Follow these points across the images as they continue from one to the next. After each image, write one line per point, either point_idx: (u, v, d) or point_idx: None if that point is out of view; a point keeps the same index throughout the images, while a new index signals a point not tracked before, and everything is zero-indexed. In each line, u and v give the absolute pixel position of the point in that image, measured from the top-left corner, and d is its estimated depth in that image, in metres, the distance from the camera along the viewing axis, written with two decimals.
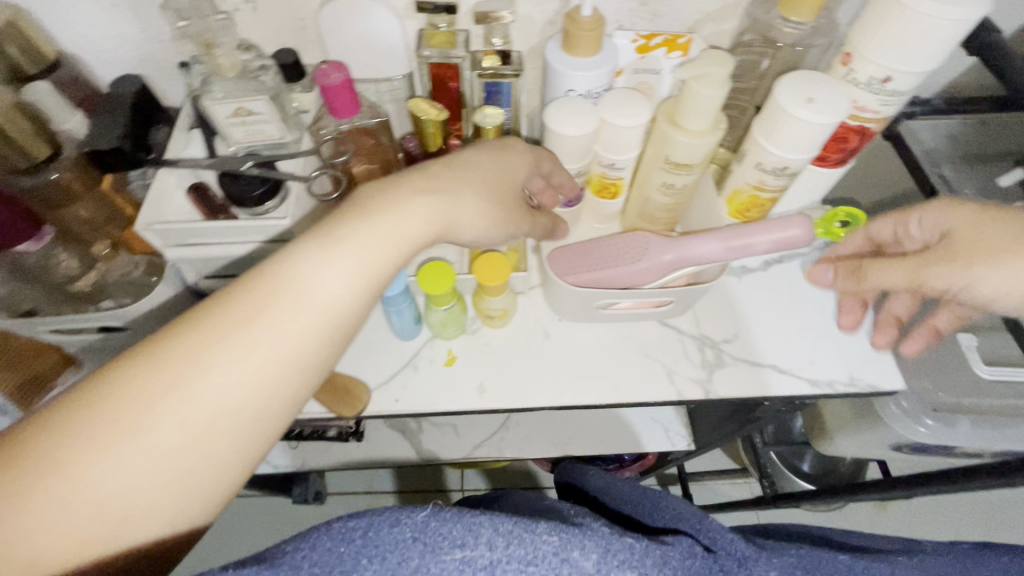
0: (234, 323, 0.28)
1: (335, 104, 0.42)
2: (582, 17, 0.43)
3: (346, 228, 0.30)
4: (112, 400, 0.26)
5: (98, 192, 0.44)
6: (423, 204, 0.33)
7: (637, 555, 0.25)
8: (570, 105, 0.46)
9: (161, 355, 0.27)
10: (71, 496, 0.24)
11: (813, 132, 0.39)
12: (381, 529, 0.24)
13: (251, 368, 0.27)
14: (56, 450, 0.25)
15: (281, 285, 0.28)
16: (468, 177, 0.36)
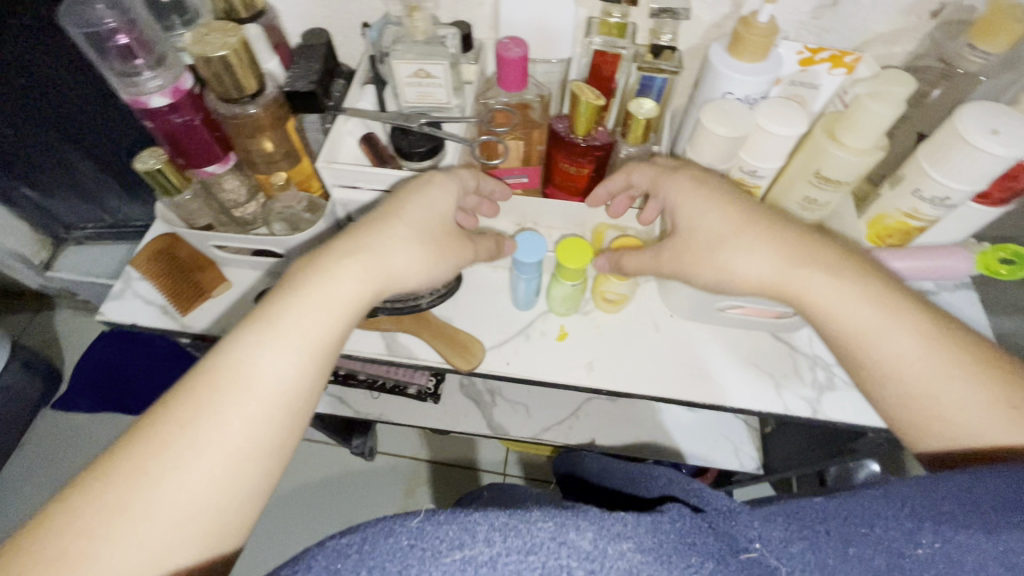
0: (188, 390, 0.31)
1: (507, 76, 0.45)
2: (757, 22, 0.44)
3: (276, 306, 0.34)
4: (154, 441, 0.29)
5: (284, 128, 0.47)
6: (355, 269, 0.36)
7: (630, 527, 0.25)
8: (728, 107, 0.46)
9: (169, 413, 0.30)
10: (114, 543, 0.26)
11: (990, 164, 0.38)
12: (377, 541, 0.24)
13: (249, 411, 0.31)
14: (121, 481, 0.28)
15: (216, 369, 0.31)
16: (390, 224, 0.38)
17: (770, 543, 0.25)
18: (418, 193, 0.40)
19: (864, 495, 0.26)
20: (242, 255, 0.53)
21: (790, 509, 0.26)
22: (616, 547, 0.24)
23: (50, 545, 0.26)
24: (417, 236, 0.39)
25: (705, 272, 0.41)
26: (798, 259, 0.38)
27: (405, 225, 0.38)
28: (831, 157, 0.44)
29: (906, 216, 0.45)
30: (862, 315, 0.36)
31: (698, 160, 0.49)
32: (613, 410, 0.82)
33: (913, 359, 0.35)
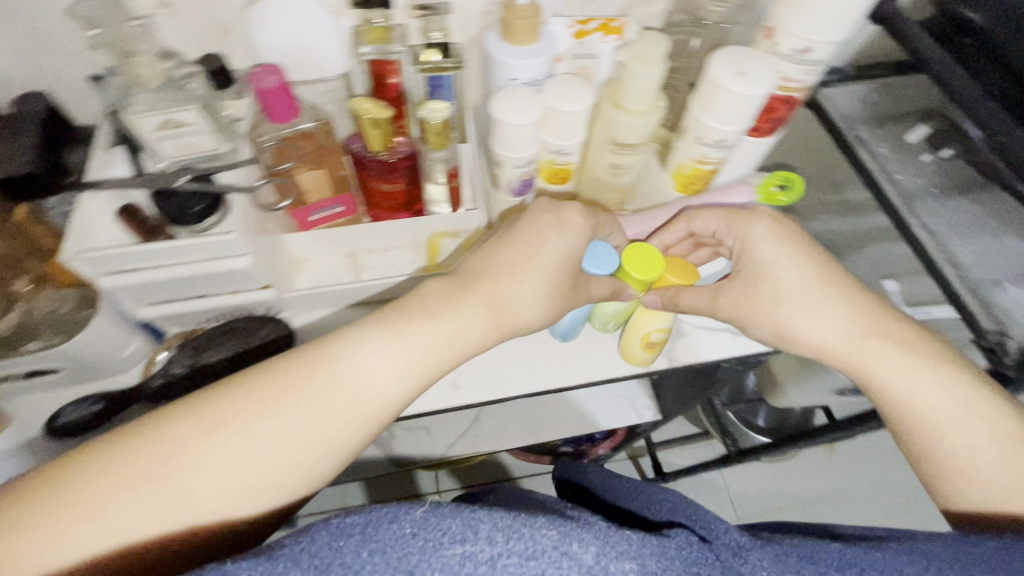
0: (296, 384, 0.33)
1: (274, 109, 0.40)
2: (519, 5, 0.44)
3: (402, 323, 0.37)
4: (222, 406, 0.32)
5: (12, 224, 0.42)
6: (478, 311, 0.39)
7: (634, 546, 0.28)
8: (515, 94, 0.46)
9: (277, 396, 0.33)
10: (169, 494, 0.29)
11: (745, 103, 0.41)
12: (380, 526, 0.26)
13: (345, 413, 0.34)
14: (233, 419, 0.31)
15: (332, 367, 0.34)
16: (519, 262, 0.40)
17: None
18: (532, 225, 0.41)
19: (887, 549, 0.30)
20: (13, 382, 0.43)
21: (804, 552, 0.30)
22: (619, 564, 0.27)
23: (144, 467, 0.29)
24: (550, 282, 0.41)
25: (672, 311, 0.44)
26: (862, 323, 0.42)
27: (518, 261, 0.40)
28: (620, 124, 0.45)
29: (698, 164, 0.48)
30: (920, 385, 0.39)
31: (504, 152, 0.48)
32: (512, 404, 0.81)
33: (961, 420, 0.38)
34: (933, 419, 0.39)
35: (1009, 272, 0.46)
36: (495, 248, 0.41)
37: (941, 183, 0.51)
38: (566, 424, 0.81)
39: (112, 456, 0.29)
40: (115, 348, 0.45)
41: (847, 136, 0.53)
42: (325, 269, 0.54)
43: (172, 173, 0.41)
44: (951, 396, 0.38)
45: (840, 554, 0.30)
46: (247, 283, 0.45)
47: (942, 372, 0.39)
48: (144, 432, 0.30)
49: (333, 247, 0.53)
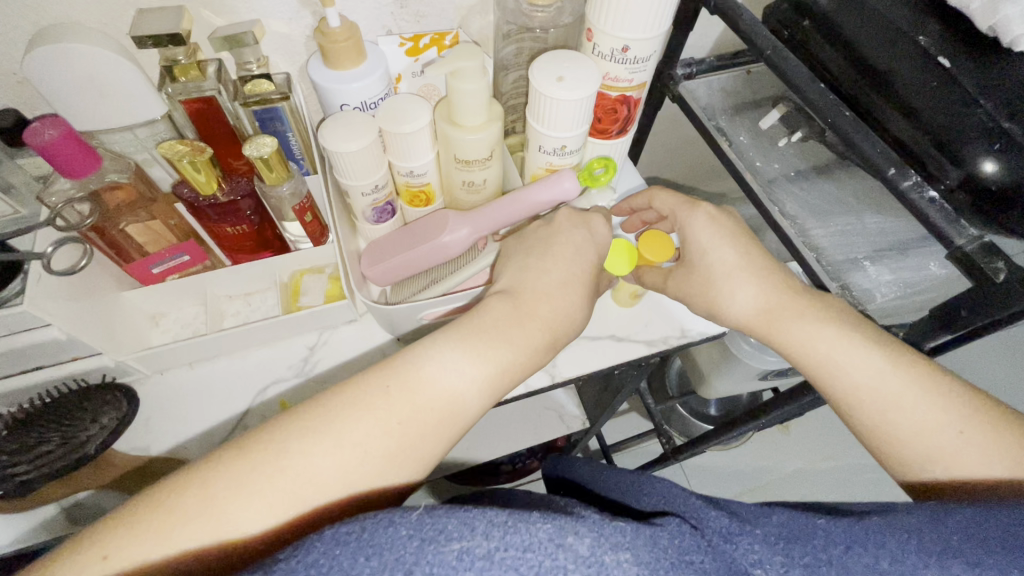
0: (400, 385, 0.33)
1: (62, 164, 0.37)
2: (332, 28, 0.41)
3: (486, 340, 0.35)
4: (396, 382, 0.33)
5: None
6: (541, 336, 0.37)
7: (628, 536, 0.24)
8: (345, 119, 0.43)
9: (399, 384, 0.33)
10: (295, 476, 0.29)
11: (573, 107, 0.40)
12: (376, 530, 0.23)
13: (447, 406, 0.33)
14: (324, 422, 0.31)
15: (417, 376, 0.33)
16: (571, 280, 0.39)
17: (771, 568, 0.25)
18: (569, 239, 0.41)
19: (869, 523, 0.25)
20: None
21: (789, 532, 0.26)
22: (614, 555, 0.23)
23: (292, 460, 0.29)
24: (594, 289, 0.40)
25: (568, 329, 0.39)
26: (803, 312, 0.39)
27: (574, 278, 0.39)
28: (458, 141, 0.44)
29: (548, 171, 0.46)
30: (855, 371, 0.36)
31: (348, 181, 0.45)
32: None
33: (909, 402, 0.34)
34: (880, 408, 0.35)
35: (867, 250, 0.46)
36: (569, 253, 0.40)
37: (801, 166, 0.51)
38: (492, 445, 0.78)
39: (276, 447, 0.29)
40: None
41: (708, 126, 0.52)
42: (182, 321, 0.50)
43: None
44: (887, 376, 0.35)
45: (821, 533, 0.26)
46: (81, 349, 0.42)
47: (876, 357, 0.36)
48: (291, 434, 0.30)
49: (187, 297, 0.50)
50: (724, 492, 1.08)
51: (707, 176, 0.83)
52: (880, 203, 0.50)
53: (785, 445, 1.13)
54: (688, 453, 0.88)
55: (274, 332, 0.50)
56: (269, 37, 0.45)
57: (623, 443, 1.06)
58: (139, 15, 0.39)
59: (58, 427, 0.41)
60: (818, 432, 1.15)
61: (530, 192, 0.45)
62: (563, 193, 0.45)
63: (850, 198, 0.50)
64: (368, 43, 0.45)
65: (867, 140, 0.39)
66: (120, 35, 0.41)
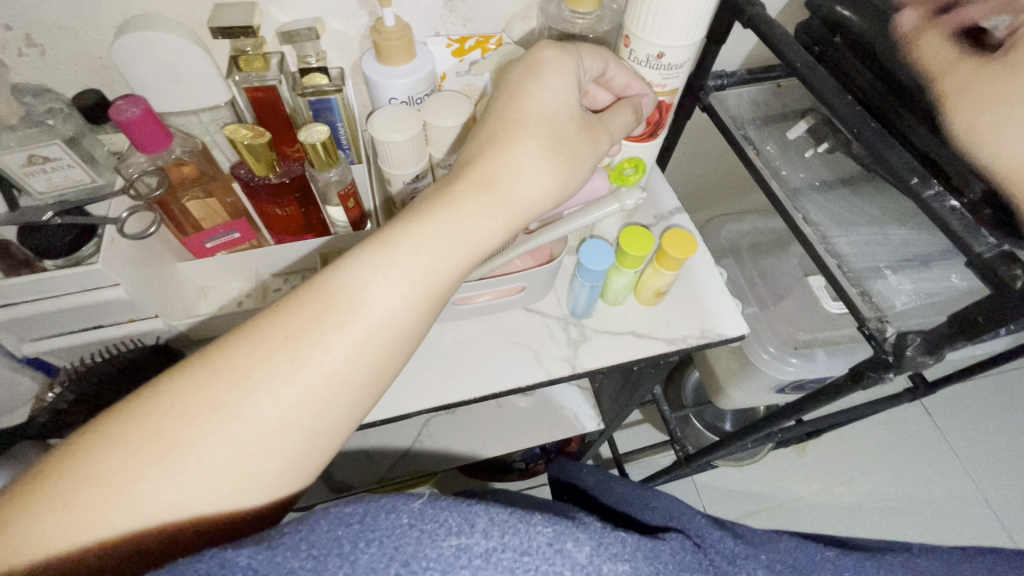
0: (309, 301, 0.29)
1: (139, 139, 0.41)
2: (387, 27, 0.44)
3: (416, 239, 0.31)
4: (304, 299, 0.30)
5: None
6: (483, 212, 0.33)
7: (628, 548, 0.27)
8: (393, 112, 0.46)
9: (294, 323, 0.29)
10: (193, 424, 0.26)
11: None
12: (378, 516, 0.24)
13: (367, 310, 0.30)
14: (221, 362, 0.28)
15: (332, 286, 0.30)
16: (513, 132, 0.34)
17: None
18: (513, 95, 0.36)
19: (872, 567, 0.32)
20: None
21: (794, 561, 0.32)
22: (611, 565, 0.26)
23: (182, 433, 0.26)
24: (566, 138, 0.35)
25: (526, 193, 0.34)
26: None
27: (512, 128, 0.34)
28: None
29: None
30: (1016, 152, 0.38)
31: (392, 170, 0.48)
32: (454, 419, 0.81)
33: None
34: None
35: (890, 259, 0.47)
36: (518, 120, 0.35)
37: (827, 177, 0.53)
38: (510, 439, 0.80)
39: (155, 423, 0.26)
40: None
41: (736, 134, 0.54)
42: (229, 294, 0.54)
43: (45, 206, 0.42)
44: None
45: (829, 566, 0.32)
46: (136, 312, 0.45)
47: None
48: (172, 405, 0.27)
49: (234, 273, 0.53)
50: (737, 508, 1.07)
51: (734, 188, 0.85)
52: (905, 216, 0.51)
53: (801, 466, 1.12)
54: (701, 463, 0.88)
55: None
56: (328, 34, 0.49)
57: (638, 451, 1.07)
58: (216, 9, 0.42)
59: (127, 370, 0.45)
60: (835, 455, 1.14)
61: None
62: (595, 192, 0.47)
63: (875, 210, 0.51)
64: (418, 43, 0.48)
65: (893, 150, 0.41)
66: (196, 26, 0.45)
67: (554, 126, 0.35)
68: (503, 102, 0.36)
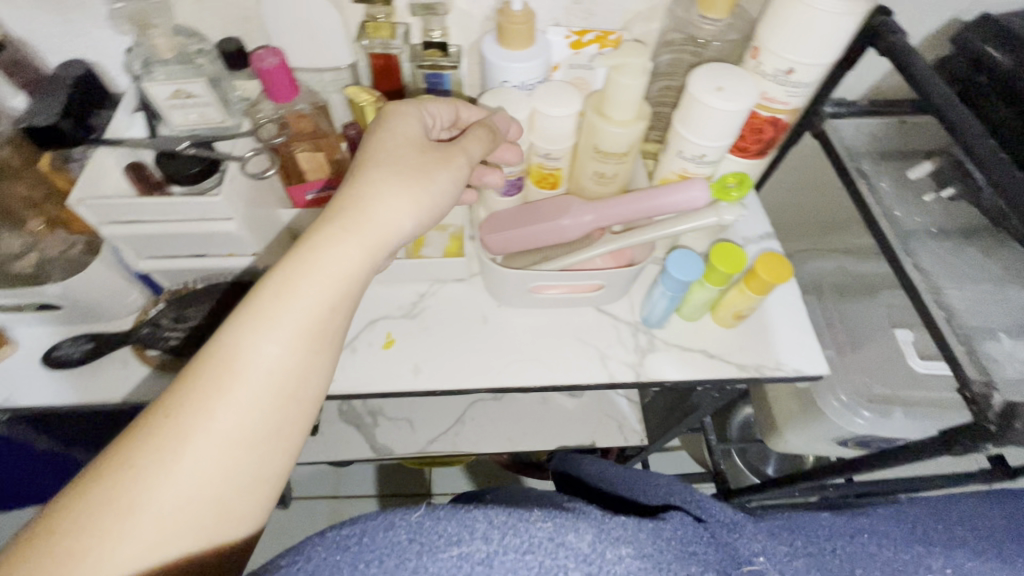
0: (186, 378, 0.30)
1: (272, 87, 0.43)
2: (513, 11, 0.45)
3: (270, 298, 0.32)
4: (180, 378, 0.31)
5: (34, 171, 0.44)
6: (350, 247, 0.35)
7: (630, 532, 0.28)
8: (502, 94, 0.47)
9: (177, 399, 0.30)
10: (79, 529, 0.26)
11: (725, 119, 0.41)
12: (375, 535, 0.26)
13: (238, 361, 0.31)
14: (106, 460, 0.28)
15: (206, 358, 0.31)
16: (357, 171, 0.37)
17: (775, 552, 0.30)
18: (369, 141, 0.39)
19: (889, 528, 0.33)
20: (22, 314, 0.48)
21: (790, 526, 0.33)
22: (615, 551, 0.27)
23: (83, 538, 0.26)
24: (421, 182, 0.38)
25: (388, 224, 0.36)
26: None
27: (358, 168, 0.38)
28: (601, 131, 0.46)
29: (679, 175, 0.48)
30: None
31: None
32: (497, 407, 0.81)
33: None
34: None
35: (1006, 323, 0.43)
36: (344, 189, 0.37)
37: (944, 225, 0.49)
38: (551, 437, 0.79)
39: (51, 542, 0.26)
40: (112, 296, 0.48)
41: (850, 166, 0.51)
42: None
43: (180, 138, 0.45)
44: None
45: (825, 528, 0.33)
46: (238, 248, 0.48)
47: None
48: (65, 514, 0.26)
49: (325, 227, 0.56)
50: None
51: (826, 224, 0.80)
52: None
53: None
54: (740, 502, 0.85)
55: (389, 275, 0.53)
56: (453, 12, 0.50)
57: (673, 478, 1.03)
58: None
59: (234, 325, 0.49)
60: None
61: (658, 196, 0.46)
62: (689, 202, 0.46)
63: (995, 268, 0.47)
64: (538, 31, 0.49)
65: None
66: None
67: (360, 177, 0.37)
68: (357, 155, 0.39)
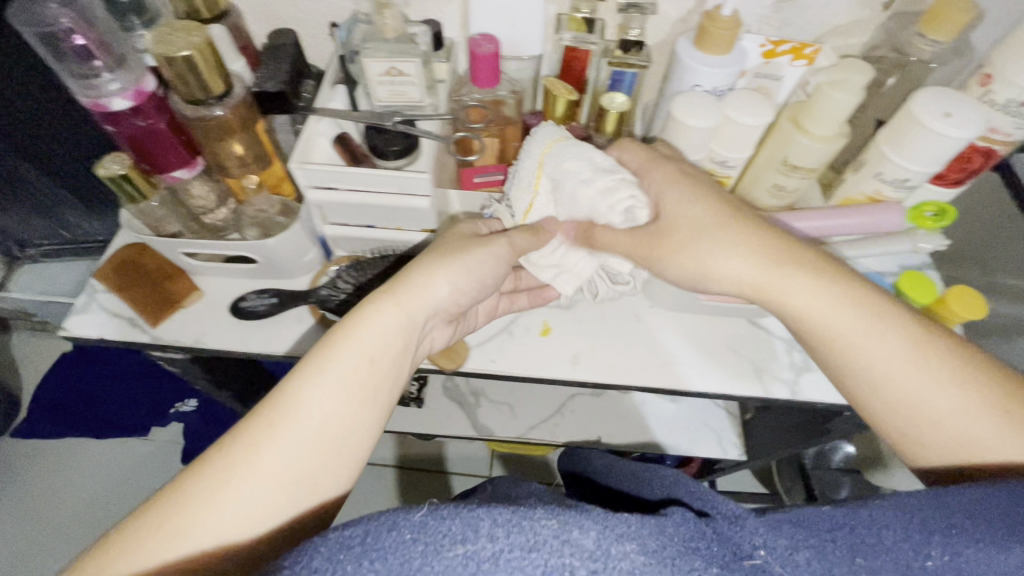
0: (273, 416, 0.33)
1: (477, 72, 0.45)
2: (721, 16, 0.45)
3: (329, 350, 0.35)
4: (265, 412, 0.33)
5: (249, 130, 0.46)
6: (392, 316, 0.38)
7: (634, 527, 0.25)
8: (694, 98, 0.48)
9: (253, 436, 0.32)
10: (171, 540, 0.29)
11: (947, 145, 0.40)
12: (381, 534, 0.24)
13: (309, 416, 0.33)
14: (183, 478, 0.31)
15: (284, 405, 0.33)
16: (440, 263, 0.41)
17: (802, 556, 0.25)
18: (460, 244, 0.43)
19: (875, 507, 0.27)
20: (216, 264, 0.51)
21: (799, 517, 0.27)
22: (620, 547, 0.24)
23: (126, 556, 0.28)
24: (447, 273, 0.41)
25: (418, 299, 0.39)
26: None
27: (443, 264, 0.41)
28: (797, 145, 0.46)
29: (870, 197, 0.47)
30: (939, 393, 0.34)
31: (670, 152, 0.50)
32: (596, 404, 0.82)
33: None
34: None
35: None
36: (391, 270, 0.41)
37: None
38: (649, 439, 0.80)
39: (109, 556, 0.28)
40: (298, 257, 0.51)
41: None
42: None
43: (384, 114, 0.47)
44: (909, 346, 0.35)
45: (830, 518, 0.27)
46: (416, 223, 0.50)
47: (885, 318, 0.36)
48: (127, 532, 0.29)
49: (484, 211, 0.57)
50: None
51: None
52: None
53: None
54: None
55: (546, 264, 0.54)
56: None
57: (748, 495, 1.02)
58: None
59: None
60: None
61: (846, 216, 0.46)
62: (879, 225, 0.45)
63: None
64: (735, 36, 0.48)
65: None
66: None
67: (423, 261, 0.41)
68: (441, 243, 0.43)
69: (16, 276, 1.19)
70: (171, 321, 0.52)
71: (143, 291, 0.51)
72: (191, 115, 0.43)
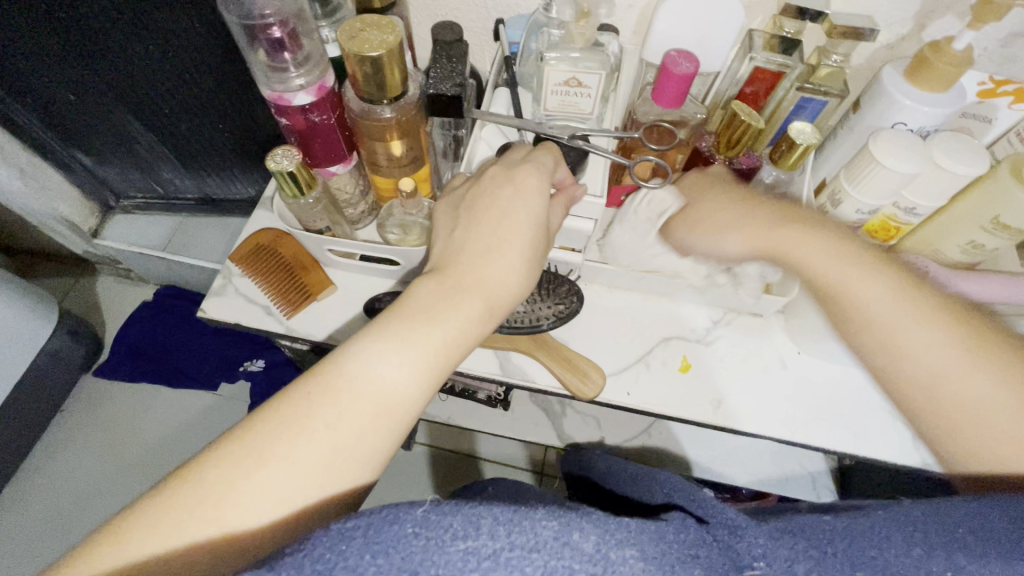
0: (326, 388, 0.31)
1: (664, 89, 0.41)
2: (952, 49, 0.40)
3: (409, 327, 0.33)
4: (311, 379, 0.32)
5: (410, 133, 0.44)
6: (474, 306, 0.35)
7: (634, 533, 0.25)
8: (900, 138, 0.42)
9: (299, 402, 0.31)
10: (230, 498, 0.28)
11: None
12: (382, 527, 0.23)
13: (373, 395, 0.31)
14: (234, 437, 0.30)
15: (348, 379, 0.31)
16: (495, 240, 0.37)
17: (777, 562, 0.25)
18: (492, 200, 0.38)
19: (875, 519, 0.27)
20: (354, 261, 0.51)
21: (795, 528, 0.27)
22: (620, 553, 0.24)
23: (207, 487, 0.28)
24: (528, 255, 0.37)
25: (484, 280, 0.36)
26: None
27: (496, 237, 0.37)
28: (1015, 204, 0.41)
29: None
30: (941, 355, 0.32)
31: (855, 194, 0.45)
32: (689, 430, 0.77)
33: None
34: None
35: None
36: (465, 237, 0.38)
37: None
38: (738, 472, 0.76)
39: (188, 485, 0.28)
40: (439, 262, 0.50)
41: None
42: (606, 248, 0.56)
43: (553, 125, 0.45)
44: (967, 359, 0.32)
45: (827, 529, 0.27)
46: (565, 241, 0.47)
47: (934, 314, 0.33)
48: (206, 463, 0.29)
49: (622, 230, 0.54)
50: None
51: None
52: None
53: None
54: None
55: (686, 294, 0.51)
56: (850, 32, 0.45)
57: None
58: None
59: (542, 308, 0.47)
60: None
61: None
62: None
63: None
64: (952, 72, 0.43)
65: None
66: None
67: (481, 221, 0.38)
68: (481, 203, 0.38)
69: (106, 224, 1.03)
70: (304, 311, 0.51)
71: (282, 280, 0.51)
72: (359, 112, 0.41)
